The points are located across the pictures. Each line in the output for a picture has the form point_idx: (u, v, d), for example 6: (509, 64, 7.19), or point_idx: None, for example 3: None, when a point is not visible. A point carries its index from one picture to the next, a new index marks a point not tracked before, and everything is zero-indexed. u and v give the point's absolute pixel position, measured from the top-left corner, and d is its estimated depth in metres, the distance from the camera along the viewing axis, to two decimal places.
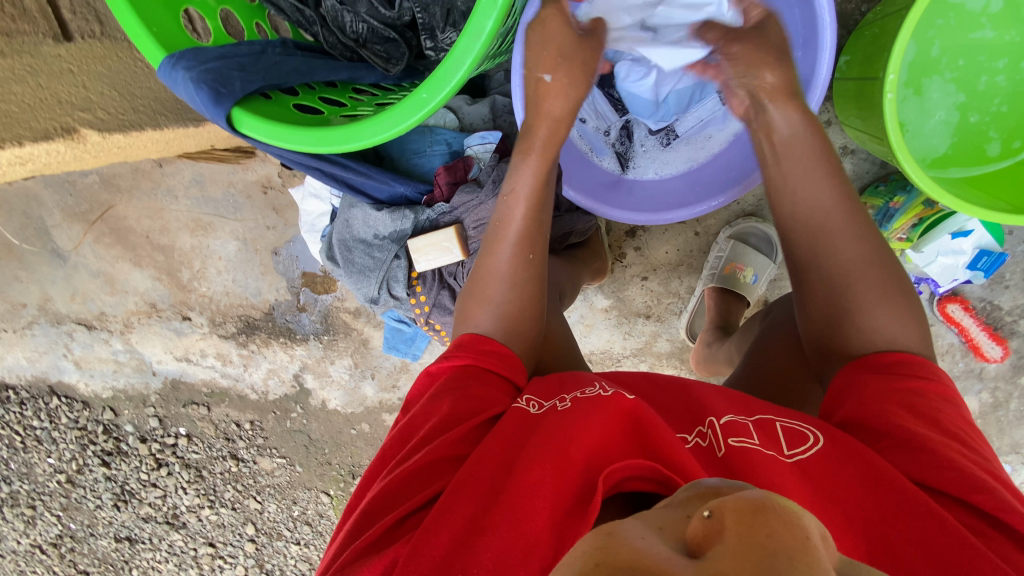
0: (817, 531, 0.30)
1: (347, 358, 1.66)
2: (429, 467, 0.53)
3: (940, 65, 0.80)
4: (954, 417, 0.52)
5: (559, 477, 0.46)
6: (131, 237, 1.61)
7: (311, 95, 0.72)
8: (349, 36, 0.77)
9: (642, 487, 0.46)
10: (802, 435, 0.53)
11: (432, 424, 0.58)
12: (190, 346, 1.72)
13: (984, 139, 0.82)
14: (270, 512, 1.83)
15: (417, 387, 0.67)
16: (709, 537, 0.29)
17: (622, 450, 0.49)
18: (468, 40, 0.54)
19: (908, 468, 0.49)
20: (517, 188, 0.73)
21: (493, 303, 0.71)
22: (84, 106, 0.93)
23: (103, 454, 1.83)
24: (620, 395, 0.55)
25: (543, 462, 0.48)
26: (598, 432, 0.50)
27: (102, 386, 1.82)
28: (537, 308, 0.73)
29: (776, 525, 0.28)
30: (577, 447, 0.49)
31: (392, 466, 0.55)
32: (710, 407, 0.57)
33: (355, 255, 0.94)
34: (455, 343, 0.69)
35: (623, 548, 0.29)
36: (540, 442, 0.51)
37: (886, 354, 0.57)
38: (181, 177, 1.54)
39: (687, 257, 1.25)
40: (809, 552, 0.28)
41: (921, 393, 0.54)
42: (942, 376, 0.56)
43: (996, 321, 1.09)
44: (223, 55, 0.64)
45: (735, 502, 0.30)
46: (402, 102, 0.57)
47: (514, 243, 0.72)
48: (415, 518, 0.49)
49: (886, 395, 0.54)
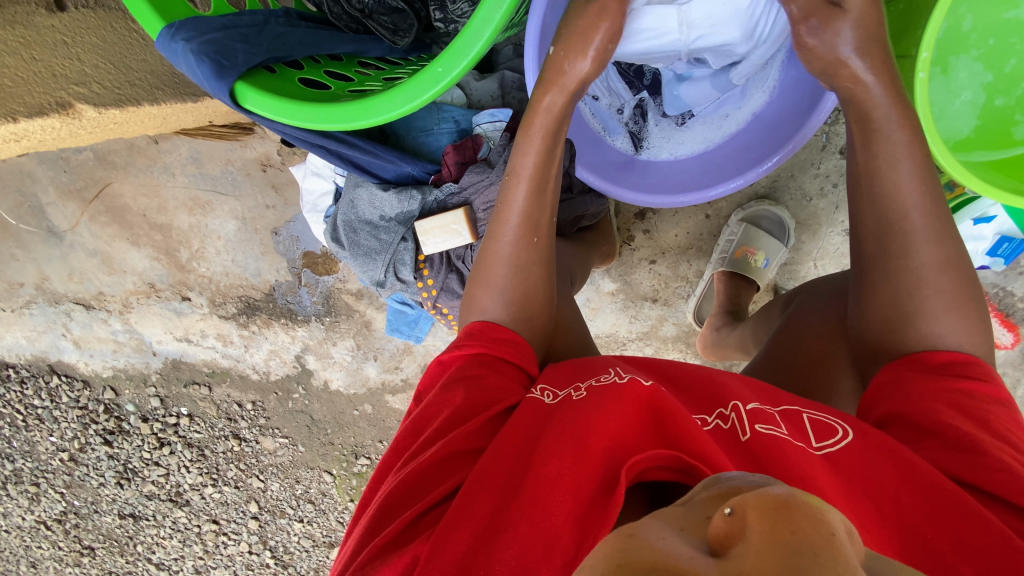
0: (843, 527, 0.28)
1: (350, 340, 1.65)
2: (445, 462, 0.52)
3: (970, 41, 0.77)
4: (1006, 419, 0.52)
5: (578, 469, 0.45)
6: (128, 216, 1.58)
7: (317, 69, 0.68)
8: (354, 6, 0.73)
9: (663, 477, 0.46)
10: (829, 431, 0.52)
11: (446, 417, 0.57)
12: (190, 326, 1.71)
13: (1010, 123, 0.79)
14: (273, 490, 1.84)
15: (429, 376, 0.66)
16: (731, 536, 0.28)
17: (641, 442, 0.47)
18: (489, 9, 0.50)
19: (955, 468, 0.49)
20: (523, 170, 0.69)
21: (503, 288, 0.69)
22: (78, 79, 0.88)
23: (105, 433, 1.83)
24: (636, 381, 0.54)
25: (562, 455, 0.47)
26: (617, 420, 0.49)
27: (101, 366, 1.81)
28: (545, 299, 0.72)
29: (803, 524, 0.27)
30: (596, 438, 0.48)
31: (407, 460, 0.54)
32: (733, 394, 0.57)
33: (360, 237, 0.91)
34: (467, 331, 0.68)
35: (642, 552, 0.28)
36: (557, 434, 0.50)
37: (939, 355, 0.56)
38: (178, 154, 1.50)
39: (697, 240, 1.23)
40: (837, 549, 0.26)
41: (972, 393, 0.53)
42: (996, 379, 0.55)
43: (1009, 307, 1.08)
44: (225, 25, 0.60)
45: (757, 499, 0.29)
46: (417, 76, 0.54)
47: (516, 226, 0.69)
48: (432, 515, 0.48)
49: (936, 394, 0.53)
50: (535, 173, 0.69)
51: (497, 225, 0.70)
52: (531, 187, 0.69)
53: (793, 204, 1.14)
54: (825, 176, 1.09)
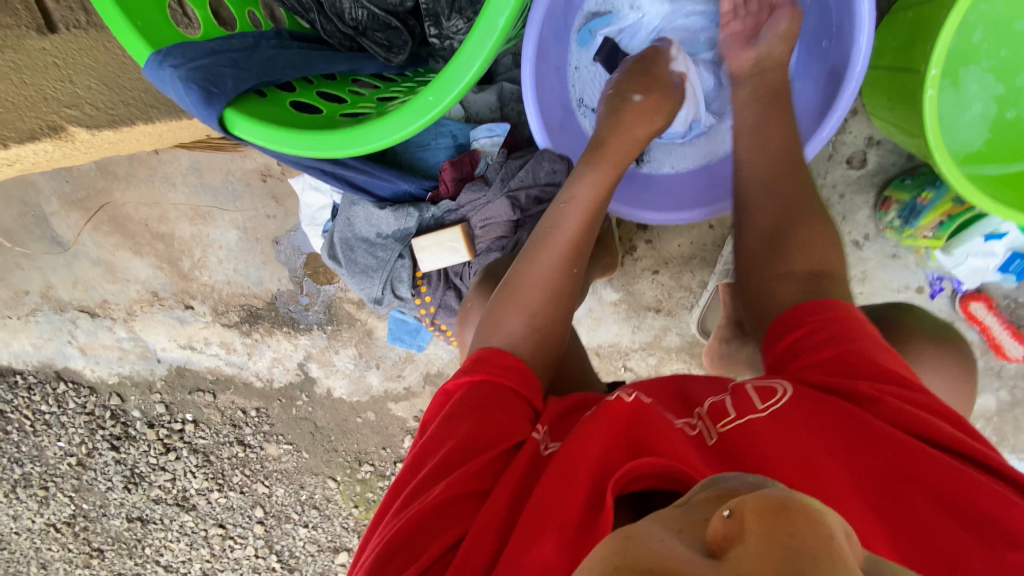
0: (841, 528, 0.29)
1: (352, 348, 1.65)
2: (450, 506, 0.51)
3: (981, 52, 0.75)
4: (873, 344, 0.57)
5: (569, 496, 0.47)
6: (130, 225, 1.58)
7: (309, 90, 0.67)
8: (348, 23, 0.73)
9: (649, 484, 0.49)
10: (766, 398, 0.56)
11: (449, 453, 0.55)
12: (194, 334, 1.71)
13: (1023, 136, 0.76)
14: (278, 496, 1.85)
15: (435, 403, 0.64)
16: (730, 538, 0.29)
17: (624, 458, 0.51)
18: (479, 38, 0.50)
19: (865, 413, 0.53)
20: (579, 198, 0.71)
21: (531, 312, 0.68)
22: (71, 101, 0.88)
23: (112, 438, 1.84)
24: (614, 395, 0.57)
25: (559, 486, 0.48)
26: (602, 440, 0.52)
27: (107, 372, 1.82)
28: (560, 333, 0.71)
29: (800, 526, 0.28)
30: (585, 461, 0.50)
31: (407, 502, 0.52)
32: (698, 397, 0.61)
33: (358, 254, 0.90)
34: (473, 358, 0.66)
35: (642, 552, 0.29)
36: (557, 468, 0.50)
37: (832, 319, 0.59)
38: (178, 164, 1.50)
39: (700, 250, 1.21)
40: (835, 550, 0.27)
41: (842, 335, 0.58)
42: (845, 304, 0.61)
43: (1021, 319, 1.05)
44: (214, 50, 0.59)
45: (755, 502, 0.30)
46: (408, 105, 0.53)
47: (558, 258, 0.69)
48: (439, 566, 0.47)
49: (815, 354, 0.58)
50: (590, 205, 0.71)
51: (541, 248, 0.70)
52: (583, 219, 0.71)
53: None
54: (832, 186, 1.05)
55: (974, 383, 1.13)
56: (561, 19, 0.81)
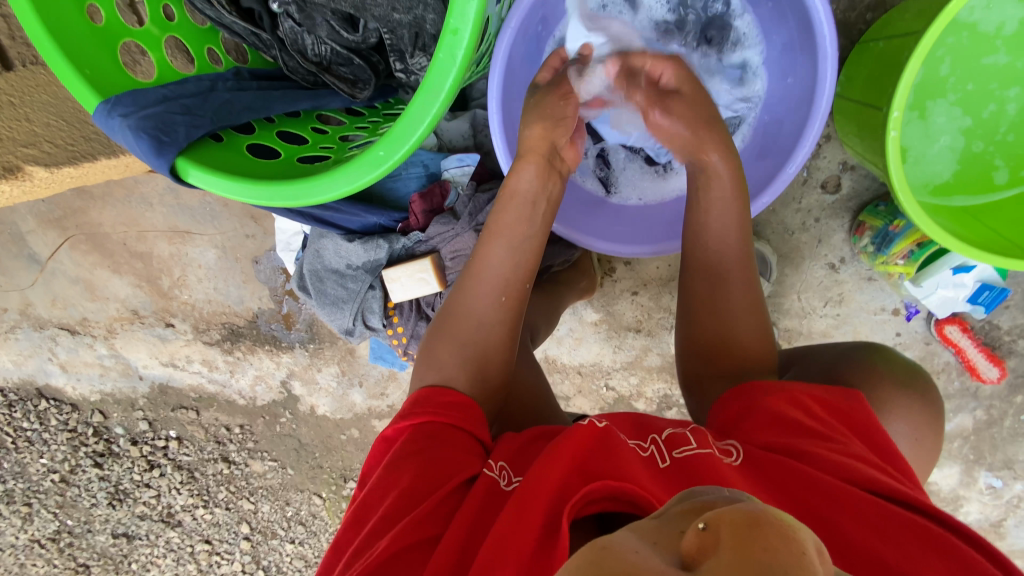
0: (814, 545, 0.30)
1: (335, 366, 1.63)
2: (395, 559, 0.49)
3: (947, 85, 0.75)
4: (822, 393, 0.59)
5: (518, 540, 0.46)
6: (108, 244, 1.56)
7: (269, 130, 0.66)
8: (311, 59, 0.71)
9: (607, 506, 0.48)
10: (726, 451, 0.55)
11: (394, 502, 0.54)
12: (175, 351, 1.69)
13: (990, 167, 0.76)
14: (264, 512, 1.83)
15: (375, 452, 0.63)
16: (704, 549, 0.29)
17: (574, 484, 0.50)
18: (427, 97, 0.50)
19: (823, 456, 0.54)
20: (501, 227, 0.68)
21: (469, 352, 0.66)
22: (28, 140, 0.85)
23: (94, 455, 1.82)
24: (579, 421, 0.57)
25: (511, 522, 0.48)
26: (552, 477, 0.51)
27: (89, 390, 1.80)
28: (505, 363, 0.68)
29: (771, 538, 0.29)
30: (540, 493, 0.49)
31: (353, 557, 0.51)
32: (652, 427, 0.59)
33: (328, 285, 0.89)
34: (410, 401, 0.64)
35: (616, 562, 0.30)
36: (512, 506, 0.50)
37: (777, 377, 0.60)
38: (155, 184, 1.48)
39: (679, 272, 1.20)
40: (804, 565, 0.28)
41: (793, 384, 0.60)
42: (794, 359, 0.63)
43: (994, 340, 1.06)
44: (165, 96, 0.58)
45: (731, 513, 0.31)
46: (359, 158, 0.52)
47: (495, 287, 0.67)
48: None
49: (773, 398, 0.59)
50: (513, 231, 0.68)
51: (472, 279, 0.68)
52: (508, 243, 0.68)
53: (776, 237, 1.09)
54: (807, 210, 1.06)
55: (950, 403, 1.14)
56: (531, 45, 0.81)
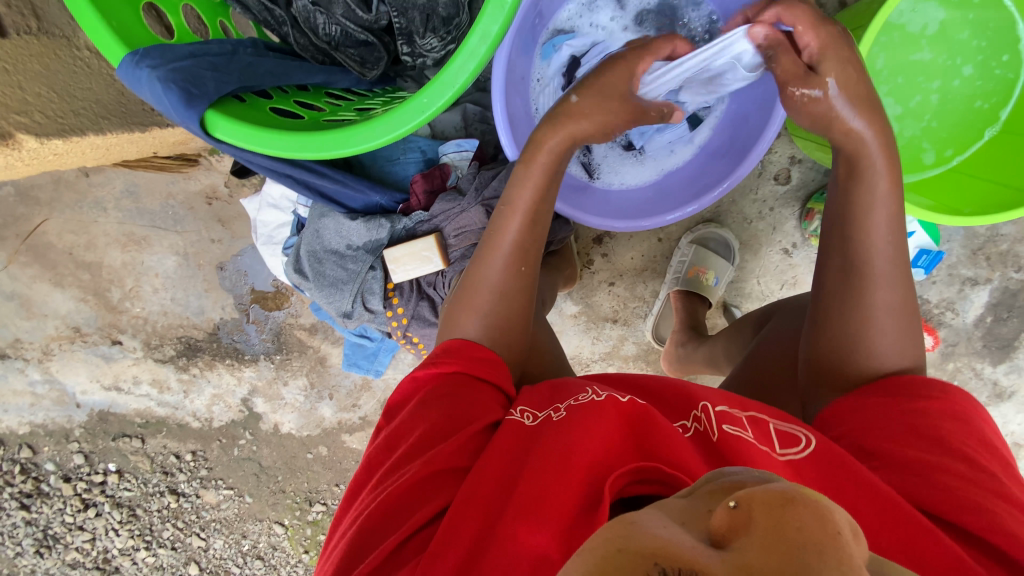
0: (844, 525, 0.30)
1: (302, 378, 1.56)
2: (431, 480, 0.53)
3: (882, 78, 0.88)
4: (959, 432, 0.53)
5: (559, 483, 0.48)
6: (51, 254, 1.42)
7: (287, 99, 0.68)
8: (322, 38, 0.75)
9: (649, 491, 0.49)
10: (792, 439, 0.54)
11: (425, 434, 0.57)
12: (121, 372, 1.55)
13: (919, 150, 0.91)
14: (217, 548, 1.69)
15: (402, 390, 0.66)
16: (735, 529, 0.29)
17: (624, 455, 0.50)
18: (474, 42, 0.53)
19: (900, 481, 0.52)
20: (518, 202, 0.70)
21: (486, 310, 0.69)
22: (20, 108, 0.80)
23: (20, 497, 1.62)
24: (620, 397, 0.57)
25: (543, 475, 0.49)
26: (600, 438, 0.51)
27: (17, 422, 1.60)
28: (524, 319, 0.72)
29: (806, 519, 0.29)
30: (580, 457, 0.50)
31: (386, 480, 0.55)
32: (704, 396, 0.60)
33: (326, 267, 0.89)
34: (443, 348, 0.68)
35: (646, 537, 0.30)
36: (542, 458, 0.51)
37: (900, 377, 0.59)
38: (111, 187, 1.38)
39: (651, 262, 1.29)
40: (840, 546, 0.28)
41: (918, 405, 0.56)
42: (952, 393, 0.57)
43: (926, 313, 1.20)
44: (192, 53, 0.59)
45: (764, 492, 0.30)
46: (401, 107, 0.56)
47: (506, 254, 0.70)
48: (417, 539, 0.49)
49: (883, 410, 0.57)
50: (529, 209, 0.70)
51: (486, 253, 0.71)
52: (524, 220, 0.70)
53: (736, 226, 1.22)
54: (763, 200, 1.19)
55: None
56: (528, 35, 0.87)
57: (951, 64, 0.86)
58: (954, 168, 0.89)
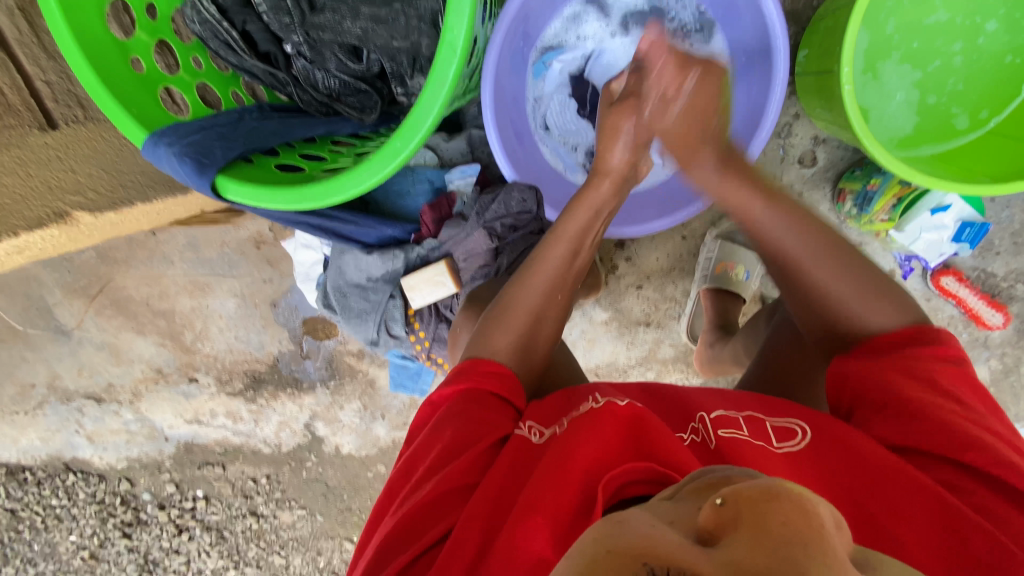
0: (834, 519, 0.29)
1: (356, 402, 1.64)
2: (439, 500, 0.52)
3: (894, 44, 0.83)
4: (953, 375, 0.54)
5: (558, 490, 0.46)
6: (132, 306, 1.60)
7: (292, 153, 0.76)
8: (322, 92, 0.82)
9: (641, 491, 0.46)
10: (788, 432, 0.55)
11: (433, 454, 0.57)
12: (199, 407, 1.71)
13: (949, 116, 0.84)
14: (295, 566, 1.80)
15: (418, 418, 0.66)
16: (722, 526, 0.29)
17: (621, 458, 0.48)
18: (433, 91, 0.59)
19: (897, 433, 0.53)
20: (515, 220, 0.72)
21: (516, 330, 0.67)
22: (74, 189, 0.95)
23: (123, 526, 1.81)
24: (615, 403, 0.54)
25: (542, 484, 0.47)
26: (599, 441, 0.49)
27: (116, 458, 1.79)
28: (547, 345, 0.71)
29: (790, 513, 0.28)
30: (575, 462, 0.48)
31: (399, 503, 0.55)
32: (702, 406, 0.59)
33: (351, 299, 0.95)
34: (450, 371, 0.67)
35: (634, 536, 0.29)
36: (542, 467, 0.49)
37: (888, 328, 0.59)
38: (175, 242, 1.53)
39: (678, 261, 1.26)
40: (823, 539, 0.27)
41: (918, 355, 0.56)
42: (949, 340, 0.57)
43: (993, 288, 1.08)
44: (203, 127, 0.68)
45: (747, 489, 0.30)
46: (378, 153, 0.61)
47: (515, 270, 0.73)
48: (429, 557, 0.49)
49: (884, 367, 0.56)
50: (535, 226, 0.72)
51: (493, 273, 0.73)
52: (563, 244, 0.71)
53: None
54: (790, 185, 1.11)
55: None
56: (519, 52, 0.89)
57: (973, 22, 0.80)
58: (992, 131, 0.82)
